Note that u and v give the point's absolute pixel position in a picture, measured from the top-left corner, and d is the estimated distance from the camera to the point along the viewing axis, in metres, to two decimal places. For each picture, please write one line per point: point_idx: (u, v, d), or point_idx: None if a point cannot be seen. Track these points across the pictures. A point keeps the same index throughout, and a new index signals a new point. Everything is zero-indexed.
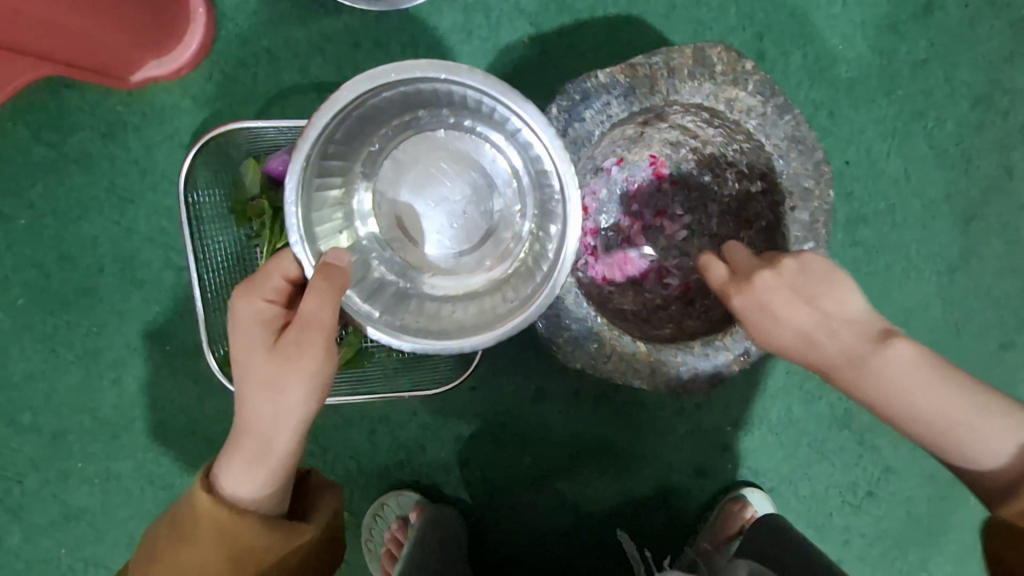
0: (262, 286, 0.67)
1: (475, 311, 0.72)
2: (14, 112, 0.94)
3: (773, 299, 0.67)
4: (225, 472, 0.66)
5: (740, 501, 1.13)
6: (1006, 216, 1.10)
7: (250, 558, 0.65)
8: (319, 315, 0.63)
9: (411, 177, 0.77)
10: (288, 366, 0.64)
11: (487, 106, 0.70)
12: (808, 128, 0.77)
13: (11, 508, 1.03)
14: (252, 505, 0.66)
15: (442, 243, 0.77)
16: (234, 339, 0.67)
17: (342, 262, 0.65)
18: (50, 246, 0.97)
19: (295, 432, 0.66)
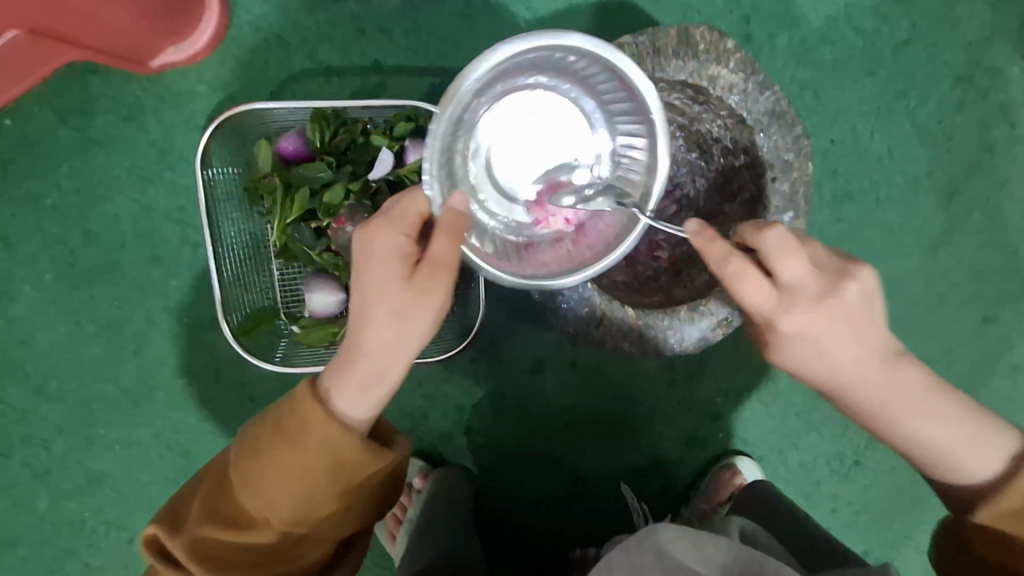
0: (399, 219, 0.67)
1: (558, 254, 0.75)
2: (40, 97, 1.00)
3: (801, 331, 0.64)
4: (339, 391, 0.68)
5: (730, 469, 1.18)
6: (987, 192, 1.14)
7: (352, 474, 0.68)
8: (449, 256, 0.66)
9: (508, 127, 0.76)
10: (421, 299, 0.66)
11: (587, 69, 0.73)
12: (787, 103, 0.81)
13: (39, 472, 1.10)
14: (359, 424, 0.68)
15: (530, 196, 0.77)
16: (363, 269, 0.67)
17: (464, 208, 0.68)
18: (75, 224, 1.03)
19: (407, 361, 0.69)
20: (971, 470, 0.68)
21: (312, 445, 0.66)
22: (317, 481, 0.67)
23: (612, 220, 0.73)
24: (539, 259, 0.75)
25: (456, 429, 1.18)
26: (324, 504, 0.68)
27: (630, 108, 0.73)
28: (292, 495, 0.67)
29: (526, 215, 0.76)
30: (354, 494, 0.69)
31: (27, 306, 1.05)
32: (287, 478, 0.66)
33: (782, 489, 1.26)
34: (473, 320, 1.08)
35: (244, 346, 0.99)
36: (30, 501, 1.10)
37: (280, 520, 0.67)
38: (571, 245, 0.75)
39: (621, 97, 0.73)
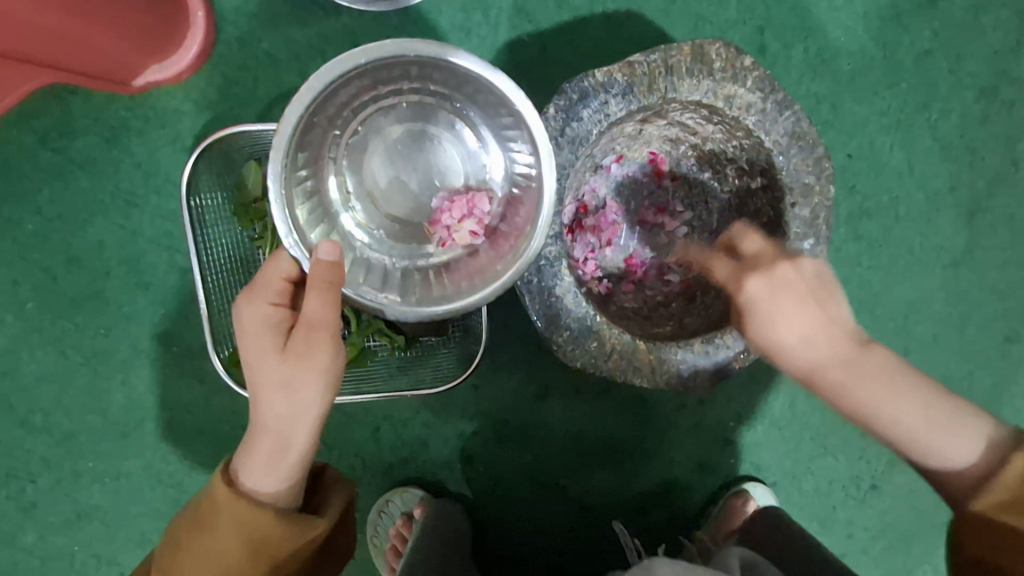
0: (263, 290, 0.69)
1: (477, 267, 0.74)
2: (19, 118, 0.95)
3: (774, 300, 0.65)
4: (246, 470, 0.68)
5: (744, 495, 1.13)
6: (1011, 207, 1.09)
7: (271, 551, 0.67)
8: (322, 316, 0.65)
9: (381, 155, 0.80)
10: (301, 366, 0.66)
11: (480, 87, 0.72)
12: (808, 123, 0.76)
13: (24, 506, 1.05)
14: (270, 499, 0.68)
15: (398, 214, 0.79)
16: (244, 342, 0.69)
17: (334, 256, 0.63)
18: (57, 250, 0.98)
19: (311, 429, 0.68)
20: (957, 457, 0.65)
21: (222, 530, 0.66)
22: (236, 559, 0.66)
23: (506, 246, 0.72)
24: (457, 277, 0.74)
25: (457, 457, 1.13)
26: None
27: (514, 122, 0.72)
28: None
29: (427, 235, 0.78)
30: (281, 568, 0.68)
31: (10, 335, 1.00)
32: (205, 560, 0.67)
33: (796, 515, 1.21)
34: (476, 349, 1.02)
35: (234, 378, 0.95)
36: (16, 536, 1.06)
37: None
38: (486, 258, 0.74)
39: (505, 111, 0.72)
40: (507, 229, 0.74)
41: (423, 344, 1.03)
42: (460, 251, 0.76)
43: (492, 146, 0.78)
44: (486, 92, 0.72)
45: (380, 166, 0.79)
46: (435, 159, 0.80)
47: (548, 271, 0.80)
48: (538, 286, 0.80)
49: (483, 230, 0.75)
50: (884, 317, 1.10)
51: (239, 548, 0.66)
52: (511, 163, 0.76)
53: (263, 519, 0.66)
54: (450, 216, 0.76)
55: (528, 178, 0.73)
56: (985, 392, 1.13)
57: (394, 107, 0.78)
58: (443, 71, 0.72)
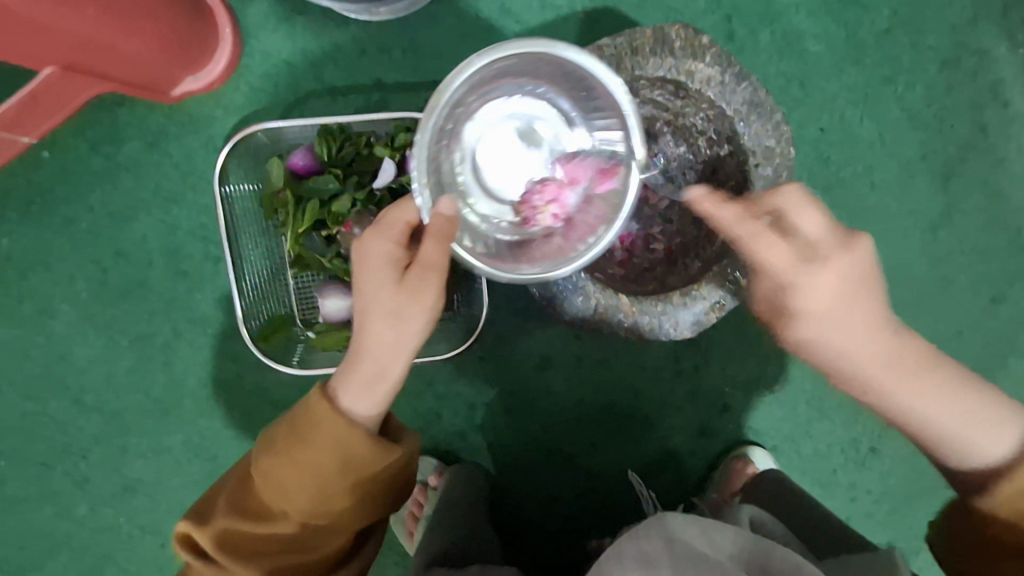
0: (387, 229, 0.74)
1: (553, 248, 0.79)
2: (73, 129, 1.09)
3: (829, 298, 0.70)
4: (347, 387, 0.76)
5: (743, 458, 1.19)
6: (983, 171, 1.15)
7: (359, 466, 0.75)
8: (435, 259, 0.72)
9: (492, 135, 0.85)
10: (416, 302, 0.74)
11: (590, 89, 0.78)
12: (765, 93, 0.85)
13: (77, 481, 1.17)
14: (363, 418, 0.76)
15: (486, 189, 0.84)
16: (362, 273, 0.76)
17: (452, 212, 0.72)
18: (106, 244, 1.11)
19: (408, 356, 0.77)
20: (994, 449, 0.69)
21: (322, 441, 0.74)
22: (329, 474, 0.74)
23: (584, 231, 0.79)
24: (534, 254, 0.80)
25: (468, 428, 1.21)
26: (332, 497, 0.75)
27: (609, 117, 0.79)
28: (306, 487, 0.74)
29: (515, 213, 0.83)
30: (361, 488, 0.76)
31: (65, 322, 1.13)
32: (301, 473, 0.74)
33: (797, 479, 1.26)
34: (478, 320, 1.12)
35: (263, 351, 1.06)
36: (70, 508, 1.17)
37: (296, 512, 0.75)
38: (562, 241, 0.80)
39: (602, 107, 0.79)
40: (588, 216, 0.80)
41: None
42: (540, 231, 0.82)
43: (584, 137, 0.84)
44: (592, 90, 0.78)
45: (493, 145, 0.84)
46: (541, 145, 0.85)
47: None
48: None
49: (566, 215, 0.81)
50: None
51: (329, 461, 0.74)
52: (601, 153, 0.83)
53: (357, 432, 0.74)
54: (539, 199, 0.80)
55: (612, 170, 0.79)
56: (974, 352, 1.17)
57: (520, 93, 0.84)
58: (565, 72, 0.78)
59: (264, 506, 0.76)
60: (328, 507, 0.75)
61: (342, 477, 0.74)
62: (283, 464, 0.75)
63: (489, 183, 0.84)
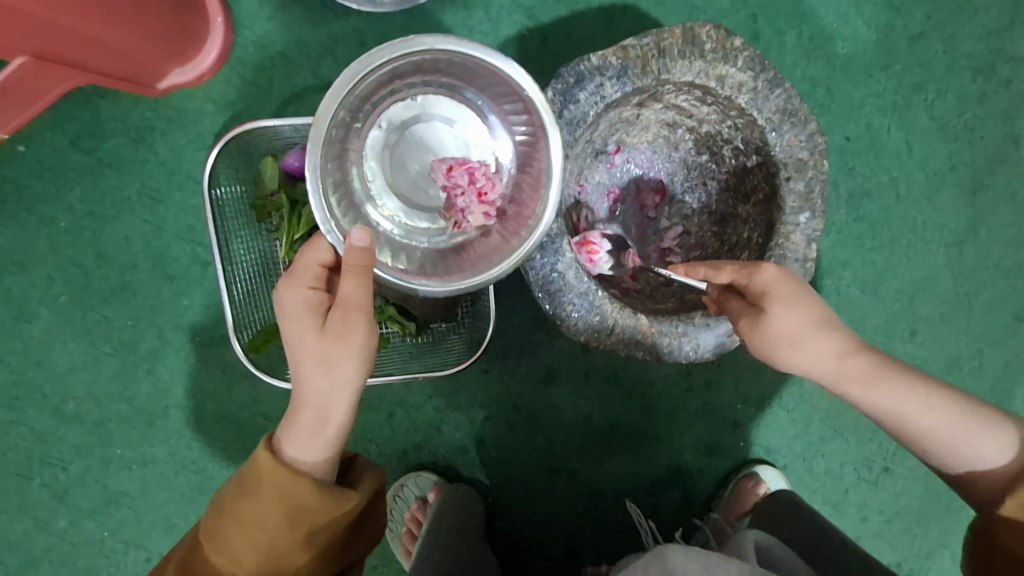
0: (301, 276, 0.71)
1: (491, 247, 0.77)
2: (51, 122, 1.01)
3: (795, 330, 0.69)
4: (288, 441, 0.71)
5: (753, 478, 1.14)
6: (1013, 184, 1.10)
7: (308, 519, 0.69)
8: (357, 297, 0.68)
9: (407, 142, 0.81)
10: (342, 345, 0.69)
11: (488, 75, 0.74)
12: (799, 100, 0.79)
13: (56, 493, 1.10)
14: (309, 468, 0.71)
15: (413, 198, 0.81)
16: (284, 325, 0.71)
17: (366, 242, 0.66)
18: (88, 245, 1.04)
19: (349, 400, 0.72)
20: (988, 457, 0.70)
21: (265, 495, 0.68)
22: (275, 528, 0.68)
23: (518, 228, 0.76)
24: (470, 257, 0.77)
25: (469, 442, 1.16)
26: (284, 553, 0.68)
27: (521, 110, 0.75)
28: (253, 544, 0.68)
29: (441, 218, 0.80)
30: (316, 539, 0.69)
31: (43, 328, 1.06)
32: (246, 530, 0.68)
33: (808, 498, 1.22)
34: (484, 334, 1.05)
35: (253, 362, 1.00)
36: (49, 522, 1.11)
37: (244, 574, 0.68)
38: (499, 238, 0.77)
39: (512, 98, 0.75)
40: (521, 211, 0.77)
41: (433, 330, 1.06)
42: (473, 232, 0.79)
43: (499, 134, 0.80)
44: (492, 80, 0.75)
45: (394, 153, 0.81)
46: (451, 147, 0.81)
47: (551, 248, 0.83)
48: (540, 266, 0.84)
49: (494, 212, 0.77)
50: (890, 297, 1.11)
51: (275, 515, 0.68)
52: (518, 148, 0.79)
53: (303, 485, 0.68)
54: (462, 197, 0.77)
55: (536, 162, 0.76)
56: (995, 371, 1.13)
57: (409, 97, 0.79)
58: (458, 62, 0.75)
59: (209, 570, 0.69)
60: (280, 564, 0.68)
61: (291, 532, 0.68)
62: (227, 520, 0.68)
63: (415, 190, 0.81)
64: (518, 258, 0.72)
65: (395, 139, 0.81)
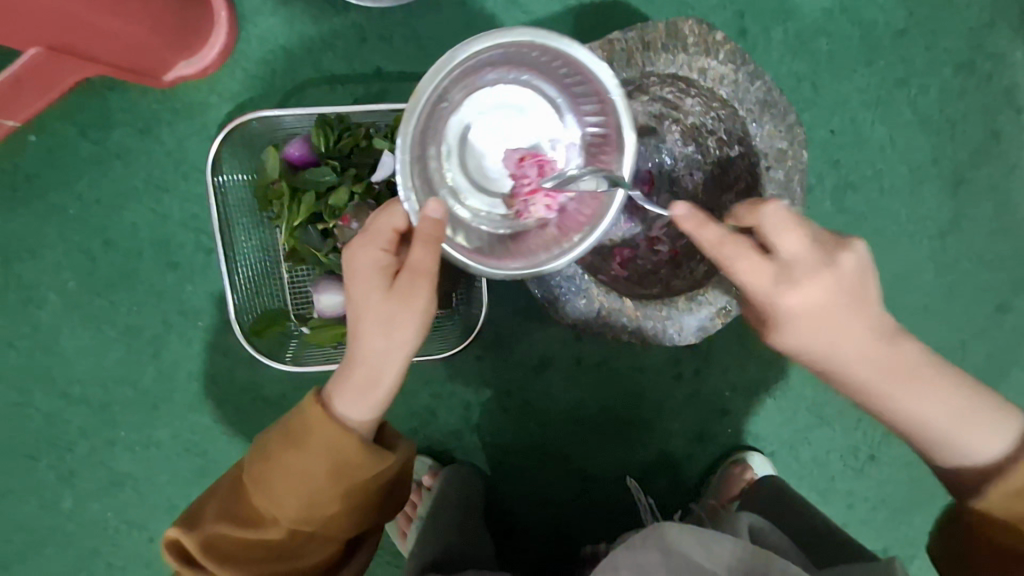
0: (376, 235, 0.72)
1: (547, 240, 0.77)
2: (61, 113, 1.05)
3: (819, 305, 0.65)
4: (339, 395, 0.73)
5: (740, 464, 1.17)
6: (994, 178, 1.13)
7: (350, 474, 0.72)
8: (421, 265, 0.70)
9: (483, 128, 0.80)
10: (402, 310, 0.70)
11: (574, 74, 0.76)
12: (778, 92, 0.82)
13: (62, 474, 1.14)
14: (357, 427, 0.73)
15: (475, 184, 0.80)
16: (351, 282, 0.73)
17: (440, 214, 0.70)
18: (96, 233, 1.07)
19: (401, 366, 0.73)
20: (981, 453, 0.67)
21: (314, 446, 0.71)
22: (323, 480, 0.71)
23: (575, 224, 0.76)
24: (527, 247, 0.77)
25: (463, 427, 1.19)
26: (326, 504, 0.72)
27: (600, 107, 0.76)
28: (296, 491, 0.72)
29: (505, 206, 0.80)
30: (355, 494, 0.73)
31: (51, 312, 1.09)
32: (294, 478, 0.71)
33: (795, 485, 1.24)
34: (477, 320, 1.09)
35: (256, 346, 1.03)
36: (56, 502, 1.14)
37: (286, 519, 0.72)
38: (556, 231, 0.77)
39: (593, 95, 0.76)
40: (580, 206, 0.77)
41: (429, 317, 1.09)
42: (533, 223, 0.79)
43: (571, 127, 0.80)
44: (575, 76, 0.75)
45: (468, 139, 0.80)
46: (529, 138, 0.81)
47: None
48: None
49: (557, 206, 0.77)
50: None
51: (321, 465, 0.71)
52: (587, 142, 0.80)
53: (350, 441, 0.71)
54: (530, 189, 0.77)
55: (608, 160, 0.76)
56: (977, 360, 1.15)
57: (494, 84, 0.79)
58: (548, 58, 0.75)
59: (254, 511, 0.73)
60: (320, 512, 0.72)
61: (335, 483, 0.72)
62: (275, 465, 0.72)
63: (478, 177, 0.80)
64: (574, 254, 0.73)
65: (474, 125, 0.80)
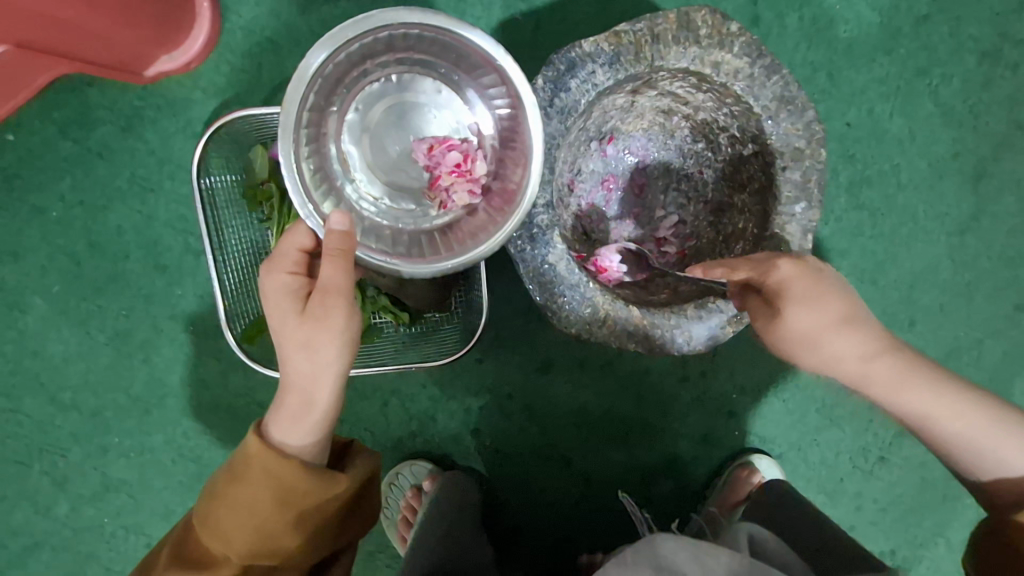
0: (283, 259, 0.71)
1: (475, 226, 0.76)
2: (40, 110, 1.00)
3: (807, 284, 0.69)
4: (275, 423, 0.71)
5: (748, 467, 1.14)
6: (1018, 171, 1.08)
7: (297, 503, 0.69)
8: (334, 282, 0.66)
9: (394, 123, 0.80)
10: (320, 328, 0.68)
11: (465, 52, 0.73)
12: (797, 88, 0.77)
13: (55, 480, 1.11)
14: (298, 452, 0.71)
15: (397, 178, 0.80)
16: (268, 309, 0.71)
17: (344, 226, 0.65)
18: (80, 235, 1.03)
19: (335, 382, 0.71)
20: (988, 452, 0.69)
21: (255, 480, 0.69)
22: (266, 511, 0.69)
23: (498, 208, 0.75)
24: (457, 237, 0.76)
25: (464, 431, 1.16)
26: (276, 534, 0.69)
27: (499, 83, 0.73)
28: (247, 528, 0.69)
29: (427, 198, 0.79)
30: (305, 521, 0.70)
31: (38, 317, 1.06)
32: (239, 513, 0.69)
33: (803, 488, 1.22)
34: (477, 325, 1.04)
35: (248, 352, 1.00)
36: (50, 508, 1.12)
37: (237, 554, 0.69)
38: (486, 215, 0.76)
39: (488, 71, 0.73)
40: (506, 190, 0.75)
41: (427, 320, 1.06)
42: (459, 211, 0.78)
43: (476, 110, 0.79)
44: (463, 53, 0.73)
45: (374, 137, 0.79)
46: (424, 125, 0.80)
47: (541, 239, 0.83)
48: (530, 257, 0.83)
49: (479, 189, 0.76)
50: (889, 287, 1.10)
51: (265, 499, 0.68)
52: (498, 121, 0.78)
53: (291, 468, 0.69)
54: (446, 177, 0.76)
55: (520, 140, 0.74)
56: (994, 361, 1.11)
57: (384, 78, 0.78)
58: (437, 40, 0.73)
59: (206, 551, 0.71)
60: (273, 546, 0.70)
61: (282, 515, 0.69)
62: (221, 503, 0.70)
63: (401, 171, 0.80)
64: (501, 238, 0.72)
65: (374, 119, 0.79)
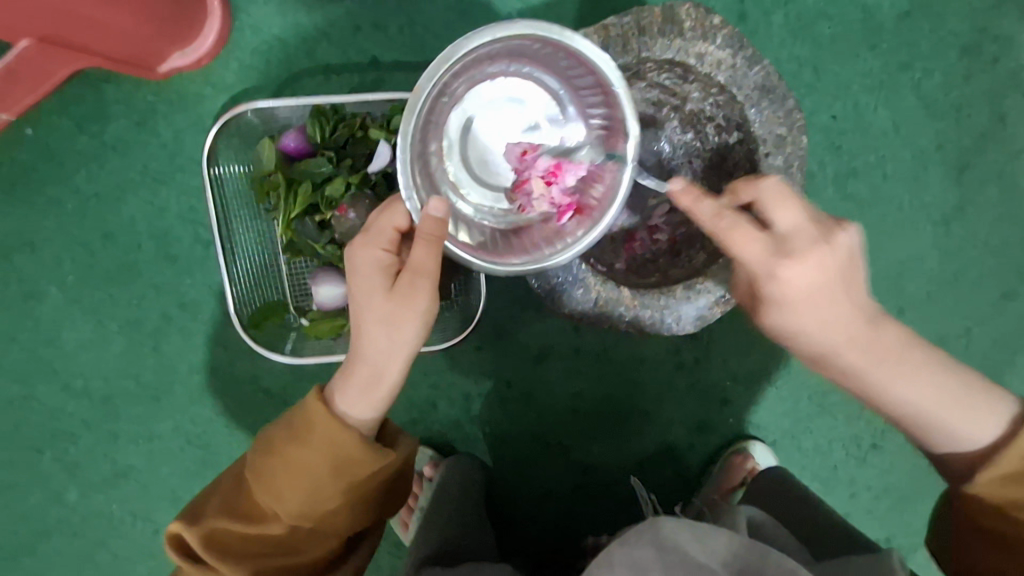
0: (373, 234, 0.73)
1: (551, 233, 0.77)
2: (58, 106, 1.05)
3: (790, 224, 0.64)
4: (346, 390, 0.74)
5: (742, 454, 1.17)
6: (1000, 162, 1.11)
7: (354, 473, 0.72)
8: (426, 264, 0.70)
9: (490, 121, 0.81)
10: (406, 307, 0.71)
11: (576, 67, 0.76)
12: (777, 77, 0.81)
13: (66, 466, 1.15)
14: (359, 424, 0.74)
15: (484, 176, 0.81)
16: (354, 281, 0.73)
17: (442, 213, 0.69)
18: (94, 226, 1.08)
19: (406, 361, 0.74)
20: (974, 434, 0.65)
21: (319, 445, 0.71)
22: (322, 477, 0.71)
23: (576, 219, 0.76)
24: (531, 241, 0.78)
25: (463, 418, 1.19)
26: (328, 501, 0.72)
27: (602, 98, 0.76)
28: (299, 491, 0.71)
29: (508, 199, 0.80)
30: (357, 492, 0.73)
31: (52, 306, 1.10)
32: (295, 475, 0.71)
33: (797, 475, 1.24)
34: (475, 311, 1.10)
35: (253, 337, 1.04)
36: (61, 494, 1.15)
37: (287, 516, 0.72)
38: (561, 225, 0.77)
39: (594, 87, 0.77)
40: (585, 201, 0.76)
41: None
42: (535, 217, 0.79)
43: (575, 124, 0.81)
44: (581, 72, 0.76)
45: (468, 133, 0.81)
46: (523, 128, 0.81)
47: None
48: None
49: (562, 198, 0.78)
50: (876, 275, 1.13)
51: (325, 465, 0.71)
52: (591, 134, 0.80)
53: (355, 439, 0.72)
54: (535, 183, 0.76)
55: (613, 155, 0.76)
56: (981, 348, 1.14)
57: (498, 76, 0.80)
58: (554, 55, 0.76)
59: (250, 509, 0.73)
60: (322, 512, 0.72)
61: (337, 483, 0.71)
62: (278, 465, 0.72)
63: (486, 170, 0.81)
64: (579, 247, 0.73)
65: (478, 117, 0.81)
